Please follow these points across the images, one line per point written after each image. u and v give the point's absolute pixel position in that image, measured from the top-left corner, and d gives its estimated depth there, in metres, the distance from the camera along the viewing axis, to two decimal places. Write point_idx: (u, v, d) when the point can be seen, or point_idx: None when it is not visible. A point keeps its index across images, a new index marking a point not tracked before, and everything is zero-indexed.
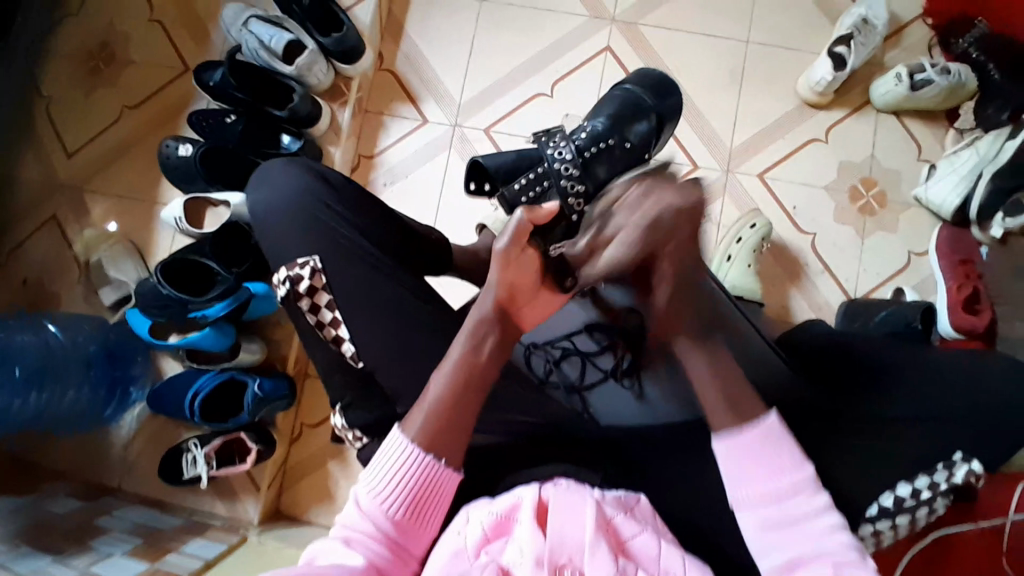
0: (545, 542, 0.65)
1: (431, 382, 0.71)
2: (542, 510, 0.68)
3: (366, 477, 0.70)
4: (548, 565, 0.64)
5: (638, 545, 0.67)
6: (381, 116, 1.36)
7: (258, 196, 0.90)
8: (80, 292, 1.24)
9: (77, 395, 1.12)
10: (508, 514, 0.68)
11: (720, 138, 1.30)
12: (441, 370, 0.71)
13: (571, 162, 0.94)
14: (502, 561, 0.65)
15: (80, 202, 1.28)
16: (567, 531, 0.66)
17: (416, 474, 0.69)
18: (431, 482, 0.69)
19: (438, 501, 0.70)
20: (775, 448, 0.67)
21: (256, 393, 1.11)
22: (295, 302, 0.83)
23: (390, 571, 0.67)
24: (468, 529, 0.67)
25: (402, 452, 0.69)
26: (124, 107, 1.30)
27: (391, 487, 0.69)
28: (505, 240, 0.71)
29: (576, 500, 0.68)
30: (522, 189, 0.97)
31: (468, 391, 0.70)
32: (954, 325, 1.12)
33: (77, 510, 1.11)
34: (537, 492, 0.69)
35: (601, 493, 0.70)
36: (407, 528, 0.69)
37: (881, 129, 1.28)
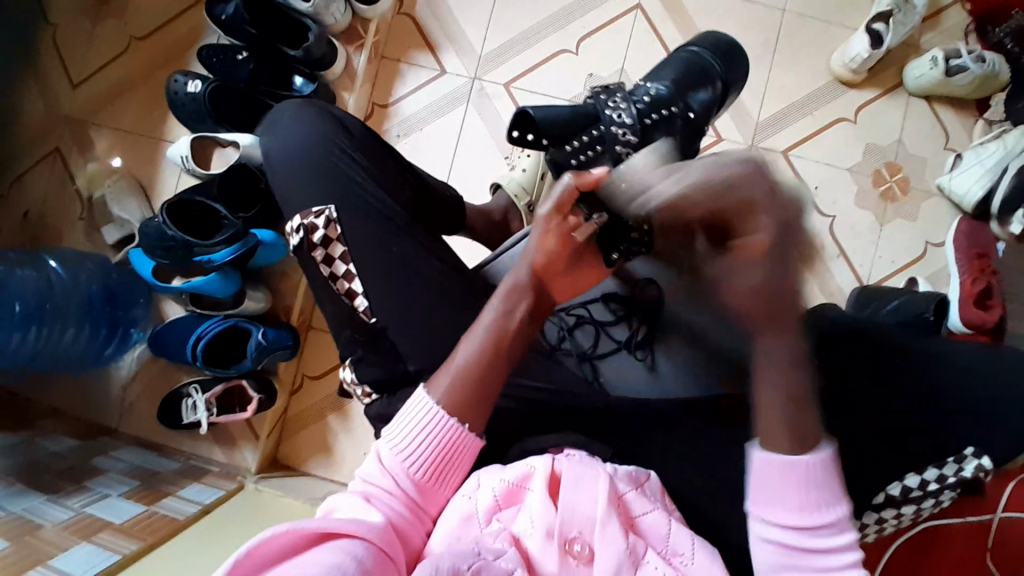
0: (556, 514, 0.65)
1: (460, 345, 0.72)
2: (554, 481, 0.68)
3: (388, 438, 0.70)
4: (557, 537, 0.64)
5: (647, 524, 0.67)
6: (397, 63, 1.31)
7: (273, 141, 0.86)
8: (81, 229, 1.20)
9: (76, 334, 1.10)
10: (521, 482, 0.68)
11: (745, 112, 1.26)
12: (471, 334, 0.72)
13: (629, 126, 0.86)
14: (512, 530, 0.65)
15: (84, 135, 1.23)
16: (577, 505, 0.65)
17: (439, 435, 0.69)
18: (453, 444, 0.69)
19: (458, 465, 0.70)
20: (817, 483, 0.64)
21: (260, 341, 1.10)
22: (310, 253, 0.80)
23: (408, 531, 0.66)
24: (479, 495, 0.68)
25: (426, 413, 0.70)
26: (130, 38, 1.24)
27: (414, 447, 0.69)
28: (547, 207, 0.73)
29: (589, 474, 0.68)
30: (574, 151, 0.85)
31: (496, 357, 0.71)
32: (964, 321, 1.12)
33: (75, 449, 1.11)
34: (550, 463, 0.69)
35: (613, 470, 0.70)
36: (425, 489, 0.69)
37: (910, 113, 1.25)
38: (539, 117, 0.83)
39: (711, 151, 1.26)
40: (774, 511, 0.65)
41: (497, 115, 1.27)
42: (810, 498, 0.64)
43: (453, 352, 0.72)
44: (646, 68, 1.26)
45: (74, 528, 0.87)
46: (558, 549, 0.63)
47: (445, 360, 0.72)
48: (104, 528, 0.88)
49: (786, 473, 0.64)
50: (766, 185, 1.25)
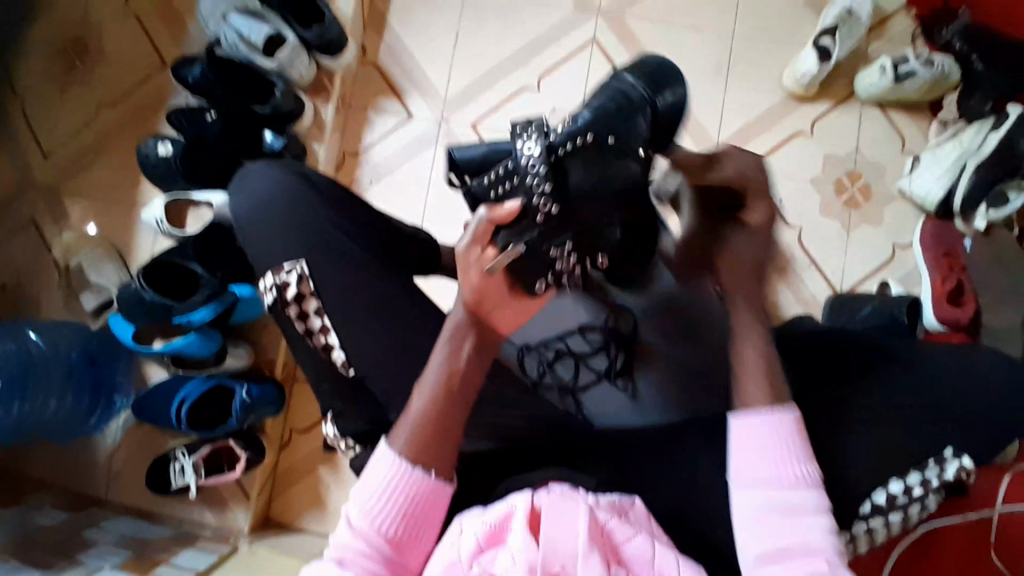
0: (538, 551, 0.64)
1: (414, 396, 0.71)
2: (535, 518, 0.67)
3: (358, 494, 0.70)
4: (541, 575, 0.63)
5: (630, 551, 0.67)
6: (365, 111, 1.33)
7: (240, 201, 0.87)
8: (59, 298, 1.20)
9: (58, 404, 1.08)
10: (501, 523, 0.67)
11: (706, 132, 1.30)
12: (422, 384, 0.70)
13: (538, 158, 0.71)
14: (495, 571, 0.64)
15: (57, 205, 1.23)
16: (559, 539, 0.65)
17: (404, 487, 0.68)
18: (419, 494, 0.69)
19: (431, 514, 0.69)
20: (786, 441, 0.66)
21: (244, 399, 1.09)
22: (284, 310, 0.81)
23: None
24: (462, 539, 0.67)
25: (388, 467, 0.69)
26: (100, 104, 1.26)
27: (382, 501, 0.69)
28: (465, 239, 0.69)
29: (569, 509, 0.67)
30: (491, 184, 0.73)
31: (451, 405, 0.70)
32: (939, 318, 1.14)
33: (64, 522, 1.09)
34: (530, 499, 0.68)
35: (593, 499, 0.70)
36: (401, 543, 0.68)
37: (866, 121, 1.28)
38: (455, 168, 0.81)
39: None
40: (750, 476, 0.66)
41: None
42: (784, 462, 0.66)
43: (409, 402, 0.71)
44: None
45: None
46: None
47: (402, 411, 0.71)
48: None
49: (756, 430, 0.66)
50: None
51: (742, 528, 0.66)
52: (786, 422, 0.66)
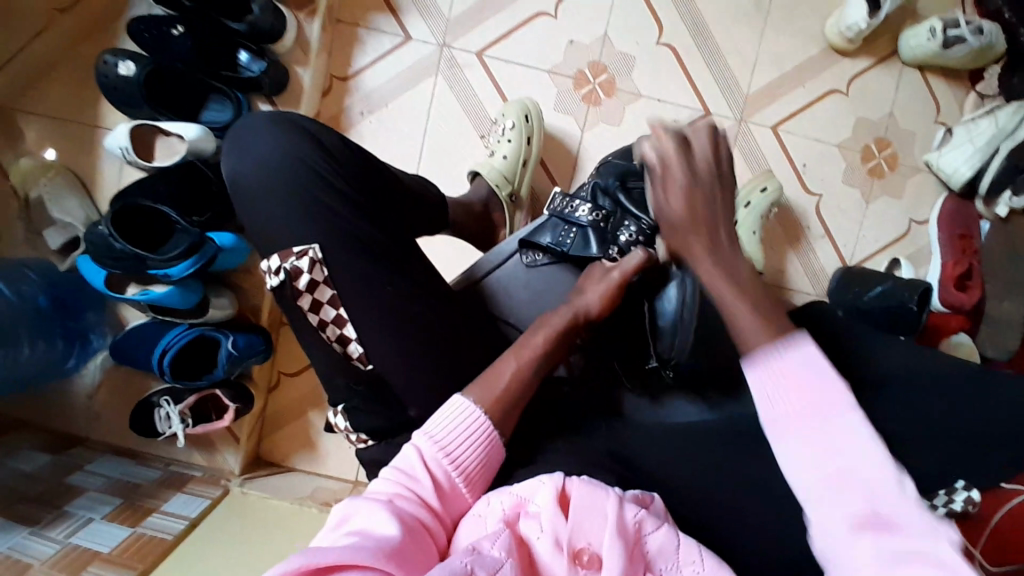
0: (565, 527, 0.61)
1: (501, 367, 0.73)
2: (563, 498, 0.64)
3: (423, 432, 0.68)
4: (566, 550, 0.61)
5: (655, 548, 0.62)
6: (357, 28, 1.17)
7: (236, 154, 0.79)
8: (22, 232, 1.09)
9: (32, 350, 1.02)
10: (527, 495, 0.65)
11: (734, 82, 1.18)
12: (522, 357, 0.74)
13: (594, 206, 0.85)
14: (523, 537, 0.62)
15: (8, 124, 1.09)
16: (585, 516, 0.62)
17: (476, 439, 0.68)
18: (487, 452, 0.69)
19: (489, 470, 0.69)
20: (803, 381, 0.44)
21: (231, 352, 1.04)
22: (294, 299, 0.74)
23: (427, 540, 0.61)
24: (489, 512, 0.65)
25: (466, 415, 0.69)
26: (51, 10, 1.06)
27: (452, 446, 0.67)
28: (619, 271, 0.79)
29: (599, 493, 0.63)
30: (564, 244, 0.85)
31: (530, 385, 0.73)
32: (943, 300, 1.12)
33: (47, 466, 1.06)
34: (560, 480, 0.65)
35: (621, 491, 0.65)
36: (454, 490, 0.66)
37: (904, 83, 1.18)
38: (536, 244, 0.87)
39: None
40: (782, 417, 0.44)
41: (472, 90, 1.16)
42: (801, 392, 0.44)
43: (496, 368, 0.73)
44: (630, 35, 1.17)
45: (59, 564, 0.84)
46: (566, 561, 0.60)
47: (488, 370, 0.73)
48: (90, 561, 0.86)
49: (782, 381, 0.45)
50: (753, 162, 1.19)
51: (831, 550, 0.41)
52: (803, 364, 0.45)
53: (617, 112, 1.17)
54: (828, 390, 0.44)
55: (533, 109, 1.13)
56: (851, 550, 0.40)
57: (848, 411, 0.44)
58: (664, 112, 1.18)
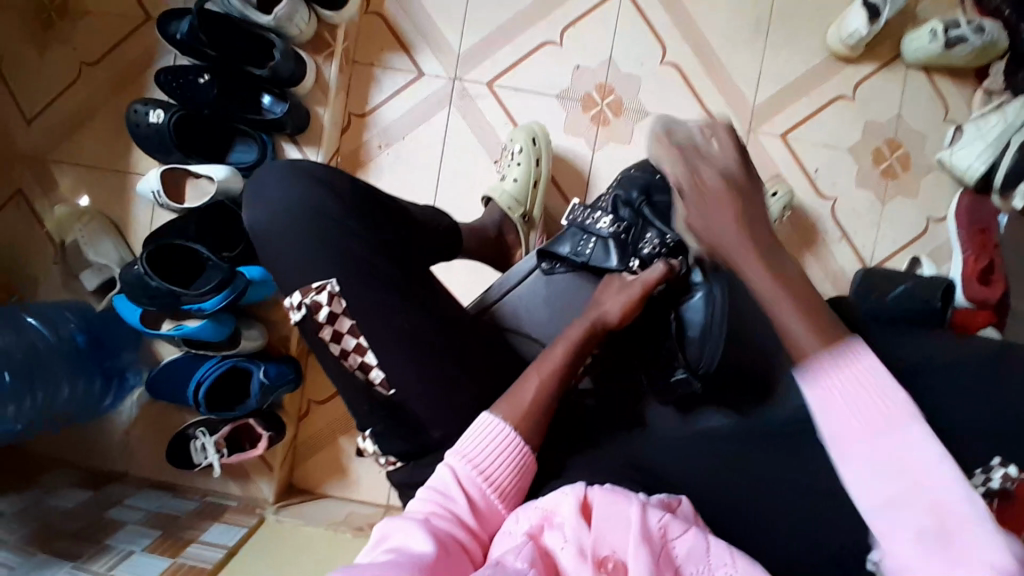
0: (587, 535, 0.62)
1: (523, 383, 0.74)
2: (586, 509, 0.65)
3: (456, 451, 0.70)
4: (590, 556, 0.60)
5: (683, 551, 0.62)
6: (371, 68, 1.22)
7: (261, 190, 0.83)
8: (59, 276, 1.16)
9: (71, 390, 1.07)
10: (550, 509, 0.65)
11: (739, 95, 1.21)
12: (539, 371, 0.75)
13: (613, 219, 0.87)
14: (547, 548, 0.62)
15: (49, 176, 1.17)
16: (608, 525, 0.62)
17: (508, 454, 0.70)
18: (519, 467, 0.71)
19: (519, 485, 0.70)
20: (878, 395, 0.45)
21: (263, 381, 1.08)
22: (316, 332, 0.76)
23: (462, 557, 0.62)
24: (517, 527, 0.65)
25: (493, 429, 0.71)
26: (81, 65, 1.16)
27: (485, 463, 0.69)
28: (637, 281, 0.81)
29: (620, 502, 0.64)
30: (584, 254, 0.87)
31: (552, 402, 0.74)
32: (968, 297, 1.10)
33: (90, 501, 1.09)
34: (581, 490, 0.66)
35: (644, 498, 0.67)
36: (488, 507, 0.67)
37: (910, 85, 1.19)
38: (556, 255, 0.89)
39: None
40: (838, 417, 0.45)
41: (483, 118, 1.21)
42: (875, 400, 0.45)
43: (519, 388, 0.74)
44: (634, 56, 1.21)
45: None
46: (591, 567, 0.60)
47: (511, 389, 0.74)
48: None
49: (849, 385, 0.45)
50: (763, 172, 1.21)
51: (888, 551, 0.43)
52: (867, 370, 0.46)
53: (626, 131, 1.20)
54: (883, 415, 0.44)
55: (540, 132, 1.17)
56: (881, 521, 0.43)
57: (910, 420, 0.44)
58: None
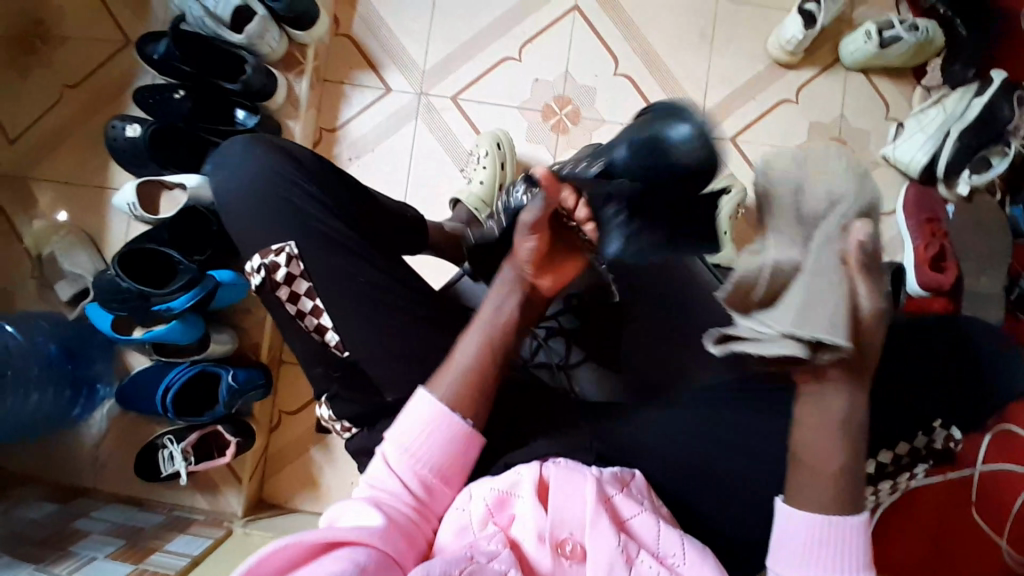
0: (546, 519, 0.63)
1: (458, 348, 0.72)
2: (544, 487, 0.66)
3: (388, 440, 0.70)
4: (549, 541, 0.63)
5: (637, 525, 0.65)
6: (341, 85, 1.29)
7: (224, 176, 0.86)
8: (34, 289, 1.17)
9: (39, 397, 1.07)
10: (509, 491, 0.66)
11: (692, 101, 1.28)
12: (468, 336, 0.72)
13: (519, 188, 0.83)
14: (510, 533, 0.64)
15: (24, 192, 1.19)
16: (566, 507, 0.64)
17: (444, 431, 0.68)
18: (462, 442, 0.69)
19: (465, 460, 0.70)
20: (839, 547, 0.61)
21: (231, 384, 1.08)
22: (273, 292, 0.80)
23: (413, 532, 0.64)
24: (472, 506, 0.66)
25: (429, 409, 0.69)
26: (63, 87, 1.21)
27: (418, 446, 0.68)
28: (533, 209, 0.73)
29: (576, 479, 0.66)
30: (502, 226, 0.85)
31: (490, 366, 0.71)
32: (922, 284, 1.13)
33: (53, 514, 1.06)
34: (538, 470, 0.67)
35: (599, 471, 0.68)
36: (433, 488, 0.68)
37: (850, 86, 1.26)
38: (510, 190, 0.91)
39: None
40: (786, 560, 0.62)
41: (449, 129, 1.27)
42: (830, 535, 0.60)
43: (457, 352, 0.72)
44: (590, 68, 1.28)
45: None
46: (550, 551, 0.62)
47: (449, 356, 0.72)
48: None
49: (822, 532, 0.60)
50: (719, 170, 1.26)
51: None
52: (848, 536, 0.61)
53: (585, 137, 1.27)
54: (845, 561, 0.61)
55: (504, 138, 1.22)
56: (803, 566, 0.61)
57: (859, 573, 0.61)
58: None
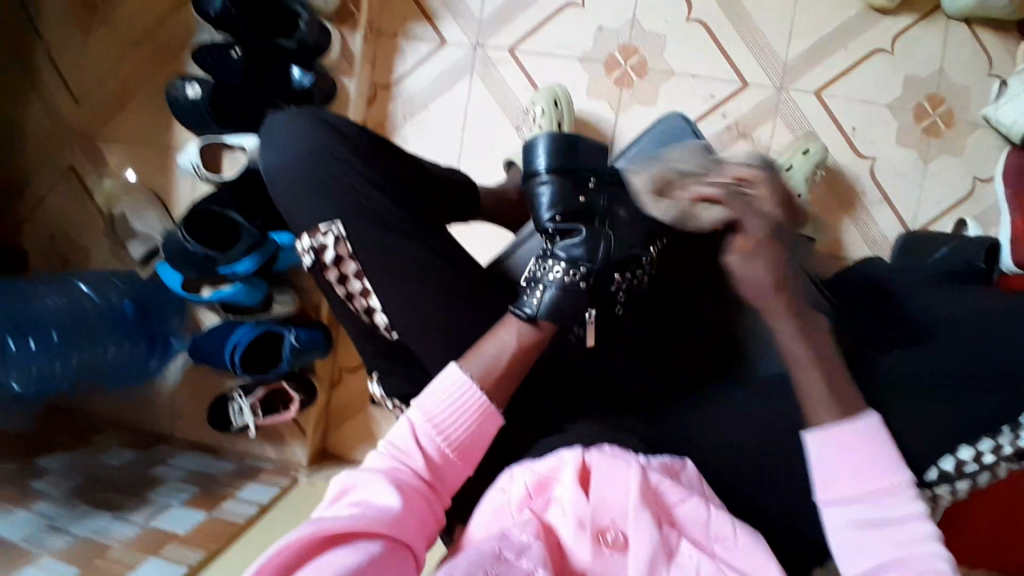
0: (586, 504, 0.62)
1: (488, 341, 0.68)
2: (585, 474, 0.65)
3: (416, 407, 0.66)
4: (589, 528, 0.61)
5: (684, 512, 0.63)
6: (395, 39, 1.24)
7: (272, 151, 0.84)
8: (109, 246, 1.24)
9: (117, 350, 1.12)
10: (550, 475, 0.65)
11: (771, 52, 1.16)
12: (501, 335, 0.68)
13: (568, 268, 0.68)
14: (546, 519, 0.63)
15: (94, 153, 1.23)
16: (609, 495, 0.63)
17: (469, 415, 0.66)
18: (483, 424, 0.67)
19: (484, 441, 0.67)
20: (873, 448, 0.60)
21: (293, 344, 1.11)
22: (322, 273, 0.81)
23: (424, 507, 0.62)
24: (511, 487, 0.64)
25: (457, 387, 0.66)
26: (123, 47, 1.22)
27: (443, 421, 0.65)
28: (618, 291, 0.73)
29: (621, 465, 0.64)
30: (532, 299, 0.69)
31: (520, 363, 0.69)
32: (1016, 261, 0.96)
33: (134, 460, 1.15)
34: (580, 455, 0.65)
35: (645, 460, 0.67)
36: (449, 465, 0.65)
37: (951, 37, 1.11)
38: (529, 169, 0.72)
39: (738, 98, 1.17)
40: (836, 485, 0.60)
41: (506, 85, 1.21)
42: (862, 454, 0.60)
43: (488, 345, 0.68)
44: (660, 15, 1.18)
45: (138, 544, 0.91)
46: (590, 541, 0.61)
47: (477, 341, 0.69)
48: (167, 541, 0.92)
49: (848, 443, 0.60)
50: (795, 130, 1.16)
51: (841, 544, 0.59)
52: (868, 429, 0.61)
53: (651, 92, 1.18)
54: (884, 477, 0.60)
55: (563, 95, 1.15)
56: (845, 498, 0.60)
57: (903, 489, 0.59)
58: (698, 88, 1.18)
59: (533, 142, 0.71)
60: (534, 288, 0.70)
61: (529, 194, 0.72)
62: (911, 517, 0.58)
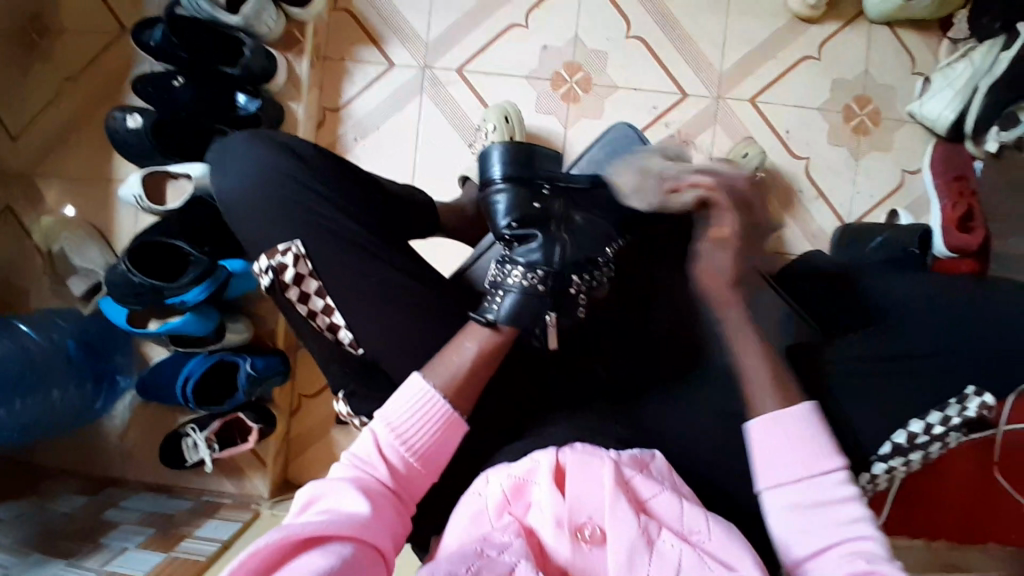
0: (563, 503, 0.62)
1: (456, 347, 0.69)
2: (560, 473, 0.65)
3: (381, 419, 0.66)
4: (568, 526, 0.61)
5: (657, 505, 0.63)
6: (343, 63, 1.25)
7: (223, 175, 0.83)
8: (49, 285, 1.18)
9: (63, 394, 1.08)
10: (525, 478, 0.64)
11: (708, 63, 1.22)
12: (466, 344, 0.69)
13: (527, 274, 0.71)
14: (525, 521, 0.62)
15: (33, 191, 1.19)
16: (585, 492, 0.63)
17: (432, 422, 0.66)
18: (448, 432, 0.67)
19: (447, 449, 0.67)
20: (812, 434, 0.63)
21: (250, 372, 1.08)
22: (283, 293, 0.78)
23: (391, 516, 0.61)
24: (488, 491, 0.64)
25: (422, 396, 0.66)
26: (61, 81, 1.19)
27: (407, 430, 0.65)
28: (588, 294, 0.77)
29: (594, 462, 0.65)
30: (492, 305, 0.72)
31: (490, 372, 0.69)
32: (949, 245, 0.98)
33: (84, 506, 1.09)
34: (554, 455, 0.65)
35: (616, 454, 0.67)
36: (413, 474, 0.65)
37: (874, 41, 1.19)
38: (485, 179, 0.75)
39: (679, 108, 1.22)
40: (775, 472, 0.62)
41: (456, 104, 1.23)
42: (803, 443, 0.62)
43: (457, 352, 0.69)
44: (602, 32, 1.23)
45: None
46: (569, 538, 0.60)
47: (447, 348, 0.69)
48: None
49: (787, 428, 0.63)
50: (736, 136, 1.22)
51: (785, 531, 0.61)
52: (803, 415, 0.64)
53: (597, 105, 1.22)
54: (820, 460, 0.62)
55: (512, 111, 1.17)
56: (788, 487, 0.62)
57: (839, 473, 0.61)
58: (642, 100, 1.22)
59: (489, 153, 0.74)
60: (497, 295, 0.72)
61: (488, 203, 0.75)
62: (846, 499, 0.61)
